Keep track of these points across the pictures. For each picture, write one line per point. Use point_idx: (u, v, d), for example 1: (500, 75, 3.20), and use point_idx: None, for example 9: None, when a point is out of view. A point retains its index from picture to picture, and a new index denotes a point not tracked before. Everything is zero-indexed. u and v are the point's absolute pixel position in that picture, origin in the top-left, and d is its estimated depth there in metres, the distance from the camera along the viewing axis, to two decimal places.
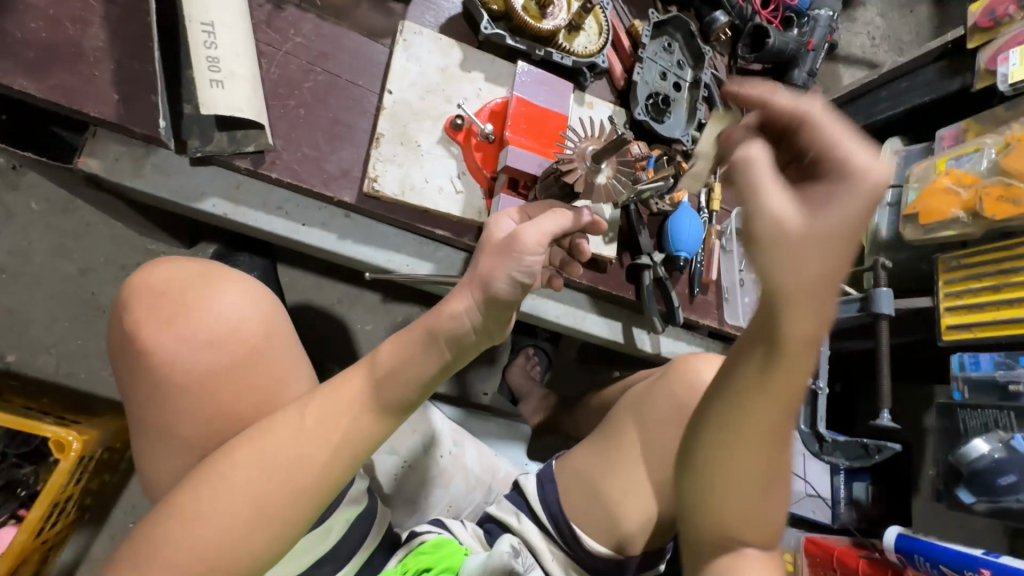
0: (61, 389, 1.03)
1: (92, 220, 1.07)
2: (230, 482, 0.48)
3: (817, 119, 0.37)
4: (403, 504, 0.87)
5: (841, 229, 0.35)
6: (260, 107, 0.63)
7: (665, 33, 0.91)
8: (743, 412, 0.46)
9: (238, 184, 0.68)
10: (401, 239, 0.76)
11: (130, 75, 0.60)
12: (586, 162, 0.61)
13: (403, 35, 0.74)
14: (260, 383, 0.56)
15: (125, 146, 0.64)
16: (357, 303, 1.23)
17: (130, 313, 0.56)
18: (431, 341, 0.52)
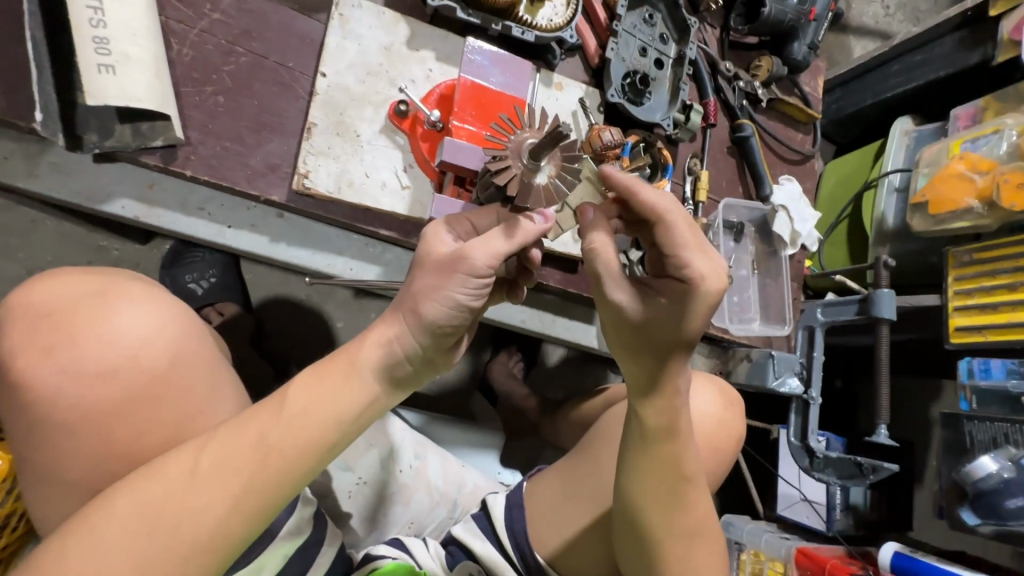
0: None
1: (37, 216, 1.00)
2: (100, 541, 0.38)
3: (670, 224, 0.48)
4: (362, 521, 0.80)
5: (670, 323, 0.49)
6: (165, 95, 0.55)
7: (646, 3, 0.81)
8: (638, 477, 0.57)
9: (151, 183, 0.61)
10: (343, 240, 0.68)
11: (10, 59, 0.52)
12: (525, 160, 0.50)
13: (339, 9, 0.65)
14: (163, 417, 0.46)
15: (17, 141, 0.57)
16: (327, 300, 1.16)
17: (4, 335, 0.45)
18: (357, 369, 0.44)
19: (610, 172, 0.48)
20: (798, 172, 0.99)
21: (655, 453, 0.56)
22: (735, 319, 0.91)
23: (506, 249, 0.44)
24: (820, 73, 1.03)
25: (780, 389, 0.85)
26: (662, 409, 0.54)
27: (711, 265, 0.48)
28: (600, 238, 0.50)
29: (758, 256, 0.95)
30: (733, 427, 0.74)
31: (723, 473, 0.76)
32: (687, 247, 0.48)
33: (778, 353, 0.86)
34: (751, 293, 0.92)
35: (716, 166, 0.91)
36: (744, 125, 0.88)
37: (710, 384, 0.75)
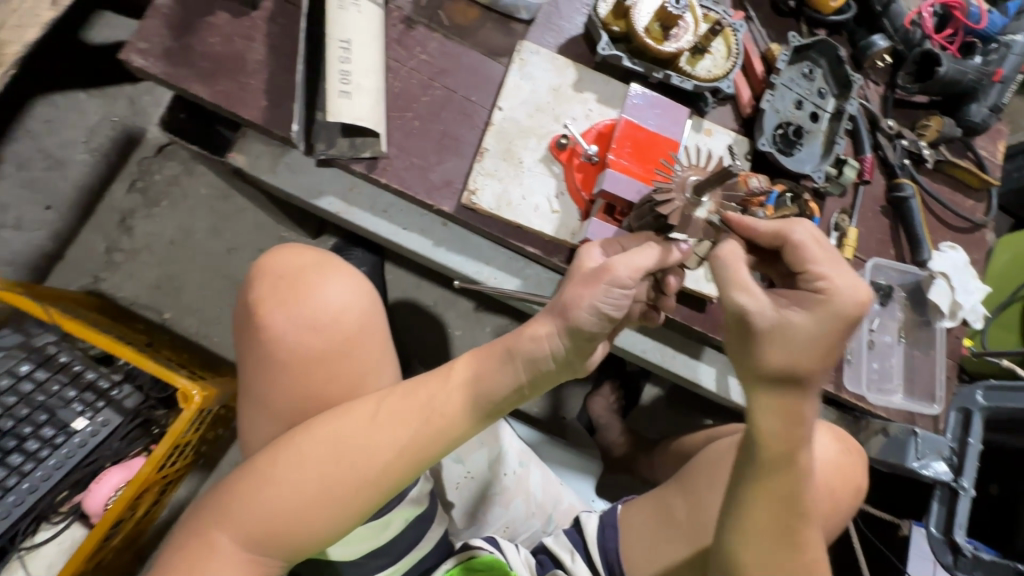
0: (198, 347, 1.19)
1: (243, 207, 1.24)
2: (303, 456, 0.47)
3: (796, 243, 0.51)
4: (463, 514, 0.87)
5: (803, 331, 0.48)
6: (379, 117, 0.68)
7: (807, 58, 0.82)
8: (750, 513, 0.53)
9: (353, 187, 0.75)
10: (493, 252, 0.77)
11: (278, 84, 0.69)
12: (688, 194, 0.54)
13: (520, 55, 0.76)
14: (348, 372, 0.55)
15: (267, 145, 0.73)
16: (451, 308, 1.27)
17: (253, 287, 0.56)
18: (508, 360, 0.49)
19: (732, 214, 0.53)
20: (964, 241, 0.91)
21: (769, 486, 0.52)
22: (875, 389, 0.83)
23: (647, 267, 0.48)
24: (1000, 137, 0.95)
25: (922, 471, 0.77)
26: (784, 440, 0.51)
27: (848, 281, 0.49)
28: (728, 247, 0.52)
29: (906, 325, 0.89)
30: (854, 478, 0.71)
31: (841, 525, 0.72)
32: (819, 262, 0.50)
33: (923, 432, 0.78)
34: (894, 363, 0.86)
35: (867, 225, 0.86)
36: (905, 184, 0.84)
37: (826, 429, 0.71)
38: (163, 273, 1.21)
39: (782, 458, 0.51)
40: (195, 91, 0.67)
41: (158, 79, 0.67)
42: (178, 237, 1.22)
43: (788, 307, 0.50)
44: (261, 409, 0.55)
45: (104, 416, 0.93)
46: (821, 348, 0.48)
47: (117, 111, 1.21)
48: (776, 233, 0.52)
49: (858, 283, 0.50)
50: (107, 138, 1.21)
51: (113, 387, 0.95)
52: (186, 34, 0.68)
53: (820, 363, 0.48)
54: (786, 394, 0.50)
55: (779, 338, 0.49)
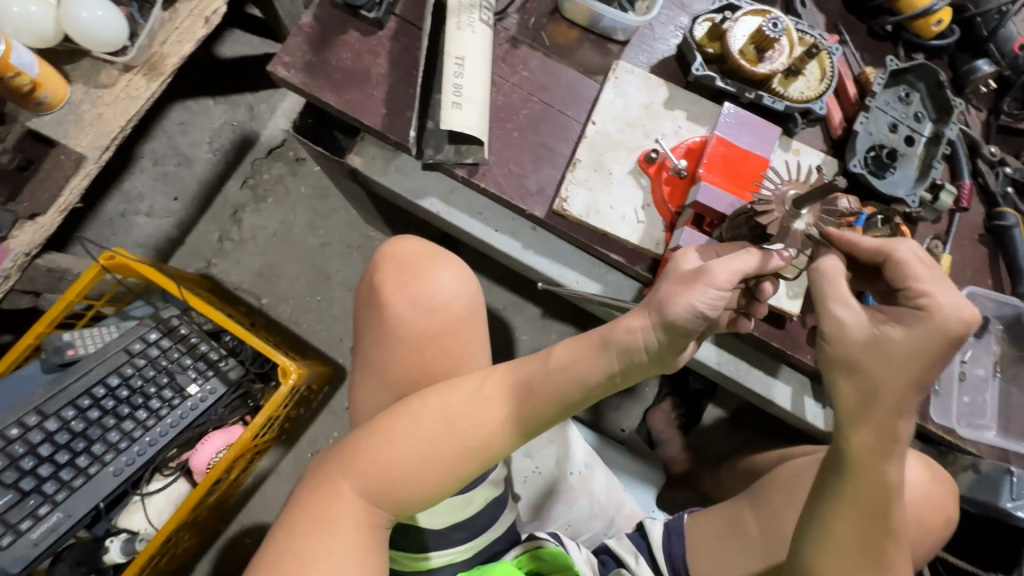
0: (289, 332, 1.30)
1: (337, 207, 1.35)
2: (416, 421, 0.53)
3: (899, 260, 0.51)
4: (529, 508, 0.89)
5: (902, 346, 0.49)
6: (484, 127, 0.75)
7: (903, 82, 0.82)
8: (833, 527, 0.51)
9: (453, 190, 0.81)
10: (577, 258, 0.81)
11: (398, 95, 0.77)
12: (787, 207, 0.56)
13: (615, 73, 0.80)
14: (452, 352, 0.60)
15: (380, 149, 0.81)
16: (520, 313, 1.32)
17: (375, 271, 0.63)
18: (603, 349, 0.52)
19: (834, 230, 0.54)
20: None
21: (856, 500, 0.51)
22: (967, 423, 0.80)
23: (744, 271, 0.50)
24: None
25: (1017, 513, 0.73)
26: (875, 453, 0.50)
27: (952, 300, 0.49)
28: (829, 262, 0.53)
29: (1003, 360, 0.85)
30: (944, 509, 0.69)
31: (927, 556, 0.70)
32: (921, 279, 0.50)
33: (1020, 472, 0.75)
34: (987, 398, 0.82)
35: (963, 253, 0.84)
36: (1007, 213, 0.81)
37: (914, 456, 0.70)
38: (264, 263, 1.33)
39: (871, 465, 0.50)
40: (327, 100, 0.77)
41: (298, 88, 0.77)
42: (279, 231, 1.34)
43: (886, 322, 0.50)
44: (372, 381, 0.62)
45: (212, 384, 1.03)
46: (920, 365, 0.48)
47: (237, 116, 1.37)
48: (878, 250, 0.52)
49: (962, 302, 0.49)
50: (227, 140, 1.36)
51: (221, 358, 1.05)
52: (323, 49, 0.78)
53: (914, 378, 0.49)
54: (877, 406, 0.50)
55: (872, 351, 0.50)
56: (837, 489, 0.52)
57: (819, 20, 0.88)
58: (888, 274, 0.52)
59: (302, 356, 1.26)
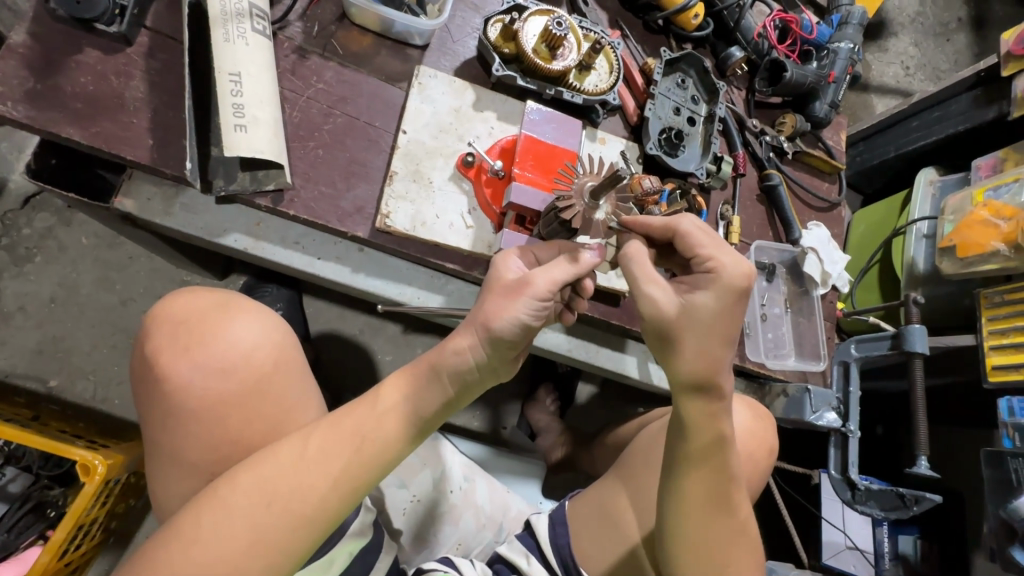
0: (95, 414, 1.07)
1: (134, 254, 1.14)
2: (229, 507, 0.45)
3: (684, 233, 0.57)
4: (412, 540, 0.84)
5: (708, 309, 0.54)
6: (280, 148, 0.67)
7: (678, 70, 0.92)
8: (686, 483, 0.59)
9: (259, 221, 0.72)
10: (412, 272, 0.77)
11: (165, 121, 0.66)
12: (586, 199, 0.61)
13: (419, 78, 0.78)
14: (268, 412, 0.53)
15: (158, 186, 0.69)
16: (379, 334, 1.24)
17: (150, 338, 0.53)
18: (434, 377, 0.51)
19: (628, 218, 0.59)
20: (825, 219, 1.05)
21: (698, 458, 0.58)
22: (772, 355, 0.94)
23: (562, 279, 0.51)
24: (841, 128, 1.10)
25: (818, 422, 0.86)
26: (706, 415, 0.57)
27: (731, 257, 0.55)
28: (634, 247, 0.57)
29: (790, 296, 1.00)
30: (767, 441, 0.79)
31: (761, 482, 0.81)
32: (704, 244, 0.56)
33: (815, 388, 0.88)
34: (785, 330, 0.96)
35: (747, 212, 0.97)
36: (772, 174, 0.96)
37: (741, 402, 0.80)
38: (44, 336, 1.08)
39: (706, 423, 0.57)
40: (68, 134, 0.63)
41: (22, 124, 0.62)
42: (57, 295, 1.10)
43: (690, 292, 0.56)
44: (181, 467, 0.52)
45: None
46: (721, 325, 0.54)
47: None
48: (667, 226, 0.58)
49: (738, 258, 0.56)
50: None
51: None
52: (50, 74, 0.63)
53: (727, 332, 0.55)
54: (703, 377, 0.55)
55: (688, 322, 0.54)
56: (681, 455, 0.59)
57: (601, 18, 0.94)
58: (681, 248, 0.58)
59: (118, 440, 1.04)
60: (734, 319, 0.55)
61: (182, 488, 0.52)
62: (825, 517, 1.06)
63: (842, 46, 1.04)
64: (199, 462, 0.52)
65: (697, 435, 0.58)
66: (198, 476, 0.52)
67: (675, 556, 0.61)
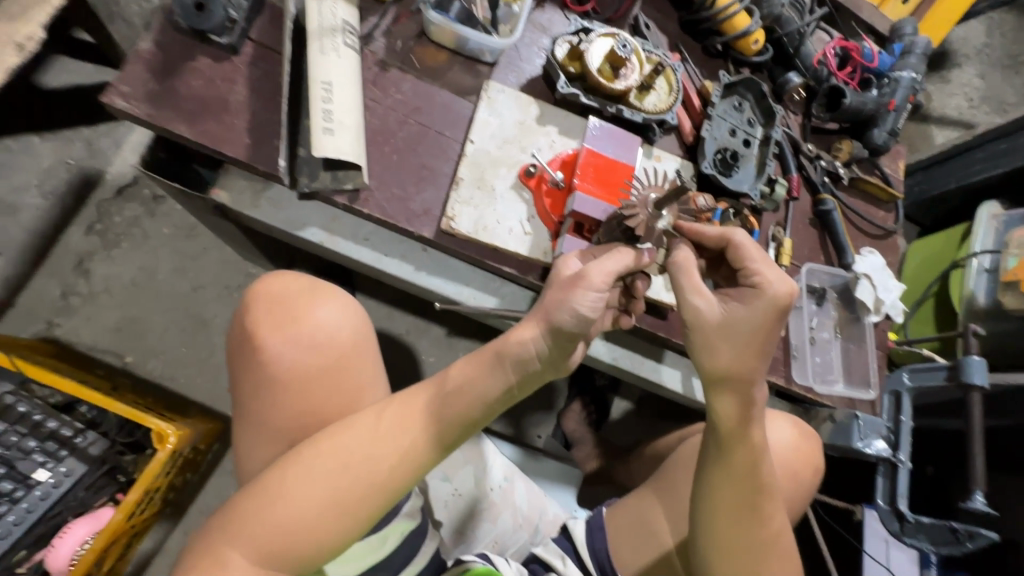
0: (163, 391, 1.16)
1: (208, 245, 1.23)
2: (310, 471, 0.50)
3: (737, 244, 0.61)
4: (451, 533, 0.87)
5: (746, 321, 0.57)
6: (361, 151, 0.73)
7: (736, 93, 0.94)
8: (718, 489, 0.60)
9: (335, 218, 0.78)
10: (470, 273, 0.82)
11: (262, 123, 0.73)
12: (650, 209, 0.63)
13: (488, 93, 0.83)
14: (345, 388, 0.58)
15: (249, 181, 0.76)
16: (424, 336, 1.29)
17: (247, 315, 0.59)
18: (497, 364, 0.53)
19: (684, 222, 0.63)
20: (880, 246, 1.04)
21: (733, 466, 0.59)
22: (820, 380, 0.92)
23: (617, 271, 0.54)
24: (900, 156, 1.09)
25: (866, 450, 0.85)
26: (738, 423, 0.59)
27: (778, 276, 0.59)
28: (683, 254, 0.60)
29: (840, 322, 0.99)
30: (812, 461, 0.79)
31: (802, 503, 0.80)
32: (754, 260, 0.60)
33: (864, 415, 0.87)
34: (834, 355, 0.95)
35: (799, 235, 0.97)
36: (827, 199, 0.96)
37: (786, 420, 0.79)
38: (124, 316, 1.18)
39: (738, 430, 0.59)
40: (179, 131, 0.70)
41: (142, 120, 0.70)
42: (139, 278, 1.20)
43: (732, 302, 0.59)
44: (263, 434, 0.57)
45: (67, 465, 0.90)
46: (758, 338, 0.57)
47: (73, 154, 1.20)
48: (720, 237, 0.62)
49: (784, 278, 0.60)
50: (63, 182, 1.19)
51: (77, 434, 0.92)
52: (168, 77, 0.71)
53: (761, 347, 0.57)
54: (733, 385, 0.58)
55: (724, 331, 0.57)
56: (713, 461, 0.60)
57: (662, 41, 0.97)
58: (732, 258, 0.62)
59: (182, 416, 1.12)
60: (769, 334, 0.57)
61: (262, 452, 0.57)
62: (867, 551, 1.03)
63: (904, 75, 1.04)
64: (281, 430, 0.56)
65: (729, 438, 0.59)
66: (276, 444, 0.57)
67: (704, 559, 0.62)
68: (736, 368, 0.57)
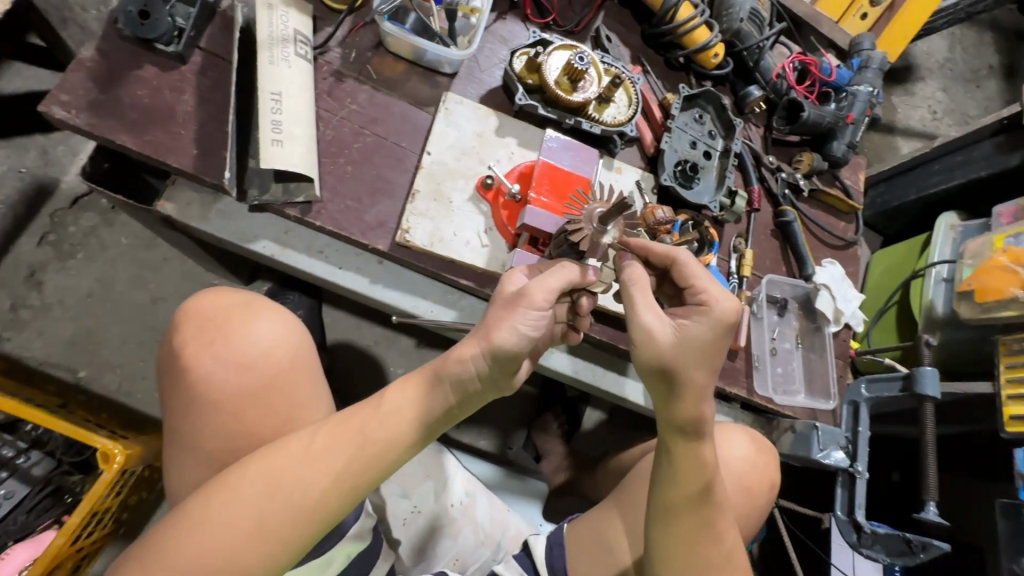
0: (118, 407, 1.12)
1: (168, 256, 1.20)
2: (236, 495, 0.48)
3: (683, 263, 0.61)
4: (410, 551, 0.85)
5: (698, 338, 0.57)
6: (312, 163, 0.72)
7: (696, 105, 0.95)
8: (674, 507, 0.60)
9: (287, 230, 0.76)
10: (427, 286, 0.80)
11: (209, 133, 0.71)
12: (595, 224, 0.63)
13: (445, 104, 0.82)
14: (281, 408, 0.56)
15: (198, 193, 0.74)
16: (392, 347, 1.27)
17: (178, 331, 0.57)
18: (438, 382, 0.53)
19: (630, 239, 0.63)
20: (841, 256, 1.06)
21: (685, 482, 0.59)
22: (782, 391, 0.93)
23: (560, 288, 0.53)
24: (859, 168, 1.11)
25: (825, 460, 0.85)
26: (687, 437, 0.59)
27: (722, 294, 0.60)
28: (634, 271, 0.60)
29: (802, 332, 1.00)
30: (769, 473, 0.79)
31: (760, 516, 0.80)
32: (700, 279, 0.60)
33: (823, 426, 0.87)
34: (795, 366, 0.96)
35: (760, 246, 0.98)
36: (787, 211, 0.97)
37: (742, 432, 0.79)
38: (78, 329, 1.14)
39: (688, 446, 0.59)
40: (122, 142, 0.68)
41: (82, 130, 0.68)
42: (94, 290, 1.16)
43: (682, 320, 0.59)
44: (195, 455, 0.55)
45: (6, 487, 0.89)
46: (710, 355, 0.57)
47: (27, 162, 1.17)
48: (667, 255, 0.62)
49: (728, 296, 0.61)
50: (15, 191, 1.15)
51: (19, 454, 0.91)
52: (111, 86, 0.69)
53: (712, 363, 0.58)
54: (684, 402, 0.58)
55: (678, 349, 0.57)
56: (667, 479, 0.60)
57: (624, 53, 0.98)
58: (680, 276, 0.62)
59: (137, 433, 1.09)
60: (720, 349, 0.58)
61: (194, 474, 0.55)
62: (835, 564, 1.04)
63: (861, 89, 1.06)
64: (213, 452, 0.55)
65: (681, 455, 0.60)
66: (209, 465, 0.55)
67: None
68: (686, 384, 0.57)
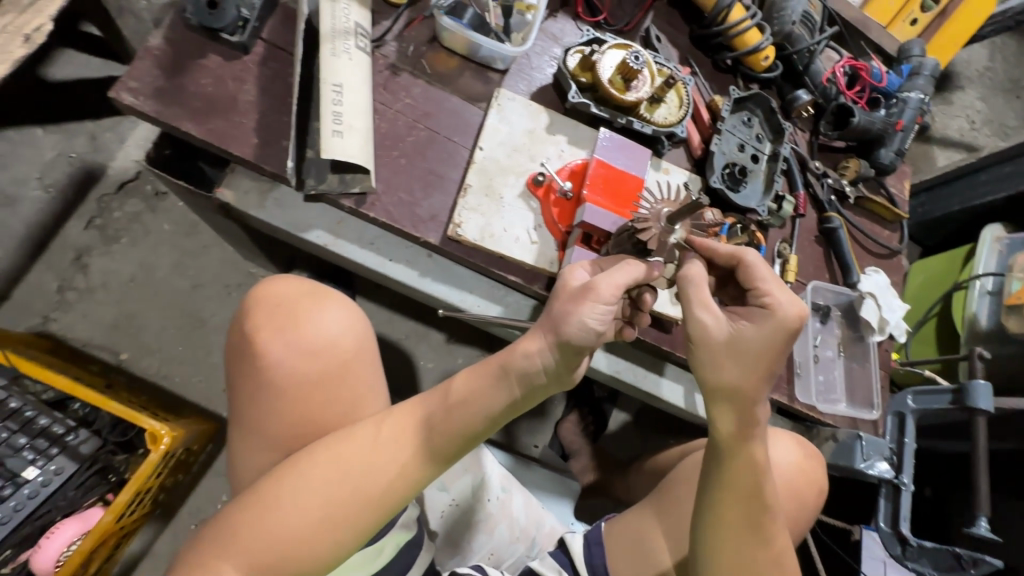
0: (156, 390, 1.14)
1: (209, 243, 1.22)
2: (307, 481, 0.49)
3: (749, 263, 0.60)
4: (447, 543, 0.86)
5: (754, 339, 0.56)
6: (369, 154, 0.72)
7: (746, 108, 0.94)
8: (722, 509, 0.59)
9: (340, 221, 0.78)
10: (474, 281, 0.81)
11: (270, 123, 0.72)
12: (662, 223, 0.63)
13: (497, 100, 0.82)
14: (344, 397, 0.57)
15: (255, 181, 0.75)
16: (423, 341, 1.28)
17: (245, 318, 0.58)
18: (502, 376, 0.52)
19: (696, 237, 0.63)
20: (885, 265, 1.04)
21: (736, 485, 0.59)
22: (822, 399, 0.92)
23: (625, 284, 0.53)
24: (905, 176, 1.10)
25: (868, 471, 0.85)
26: (739, 441, 0.58)
27: (788, 297, 0.59)
28: (695, 268, 0.59)
29: (844, 341, 0.98)
30: (817, 479, 0.78)
31: (806, 522, 0.79)
32: (766, 280, 0.59)
33: (867, 436, 0.87)
34: (837, 374, 0.95)
35: (804, 252, 0.97)
36: (833, 217, 0.95)
37: (788, 437, 0.79)
38: (120, 312, 1.16)
39: (740, 449, 0.58)
40: (186, 129, 0.69)
41: (149, 117, 0.69)
42: (137, 275, 1.18)
43: (741, 321, 0.58)
44: (259, 441, 0.56)
45: (57, 463, 0.87)
46: (766, 357, 0.56)
47: (76, 147, 1.19)
48: (732, 255, 0.61)
49: (795, 300, 0.59)
50: (65, 175, 1.18)
51: (68, 432, 0.90)
52: (177, 75, 0.71)
53: (770, 365, 0.57)
54: (739, 404, 0.57)
55: (731, 349, 0.57)
56: (716, 481, 0.59)
57: (673, 53, 0.97)
58: (743, 277, 0.61)
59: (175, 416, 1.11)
60: (779, 351, 0.57)
61: (257, 459, 0.56)
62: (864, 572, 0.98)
63: (912, 96, 1.05)
64: (278, 438, 0.56)
65: (733, 457, 0.59)
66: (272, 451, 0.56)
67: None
68: (742, 384, 0.56)
